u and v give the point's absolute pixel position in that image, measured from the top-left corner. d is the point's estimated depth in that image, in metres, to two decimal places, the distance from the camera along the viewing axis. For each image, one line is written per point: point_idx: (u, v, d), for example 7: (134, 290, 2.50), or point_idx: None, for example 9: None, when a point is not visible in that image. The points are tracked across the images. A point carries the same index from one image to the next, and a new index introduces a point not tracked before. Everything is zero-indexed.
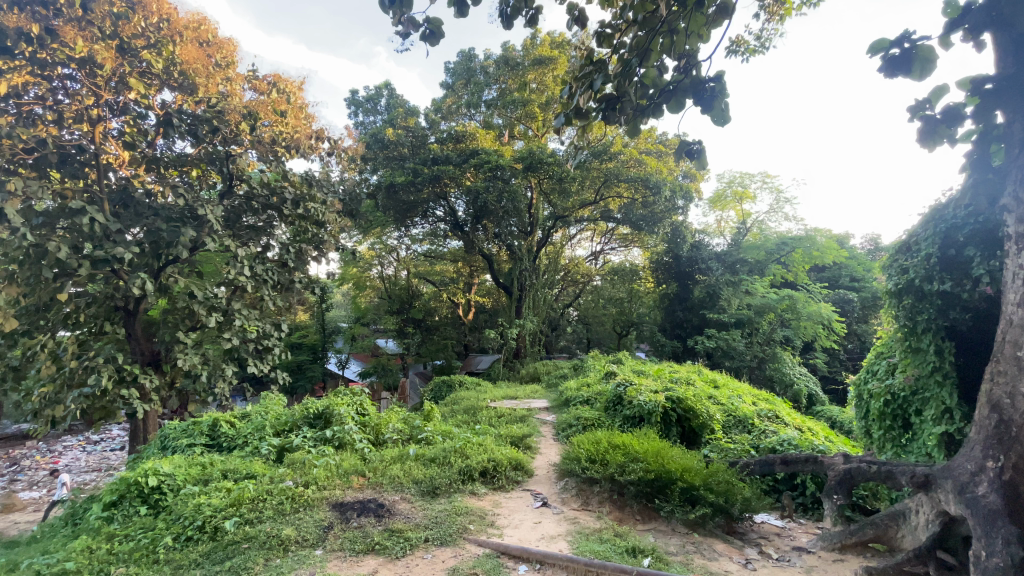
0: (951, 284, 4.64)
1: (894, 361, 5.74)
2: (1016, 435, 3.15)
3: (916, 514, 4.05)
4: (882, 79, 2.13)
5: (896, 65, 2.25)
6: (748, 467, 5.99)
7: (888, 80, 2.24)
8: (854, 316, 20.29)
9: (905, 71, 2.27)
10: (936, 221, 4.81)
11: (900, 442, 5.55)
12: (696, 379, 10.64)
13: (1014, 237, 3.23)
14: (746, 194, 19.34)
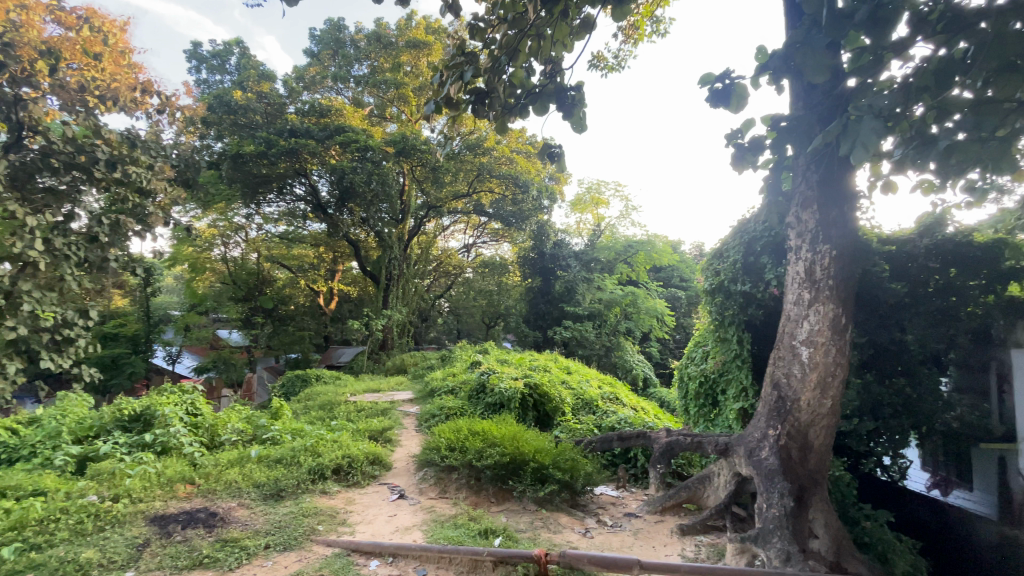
0: (749, 285, 5.74)
1: (707, 349, 6.96)
2: (789, 407, 4.27)
3: (717, 476, 5.00)
4: (709, 108, 2.85)
5: (719, 98, 2.91)
6: (591, 445, 6.70)
7: (712, 108, 2.93)
8: (681, 311, 23.73)
9: (724, 103, 2.90)
10: (741, 235, 5.95)
11: (709, 417, 6.76)
12: (552, 366, 11.52)
13: (794, 246, 4.39)
14: (601, 200, 21.34)
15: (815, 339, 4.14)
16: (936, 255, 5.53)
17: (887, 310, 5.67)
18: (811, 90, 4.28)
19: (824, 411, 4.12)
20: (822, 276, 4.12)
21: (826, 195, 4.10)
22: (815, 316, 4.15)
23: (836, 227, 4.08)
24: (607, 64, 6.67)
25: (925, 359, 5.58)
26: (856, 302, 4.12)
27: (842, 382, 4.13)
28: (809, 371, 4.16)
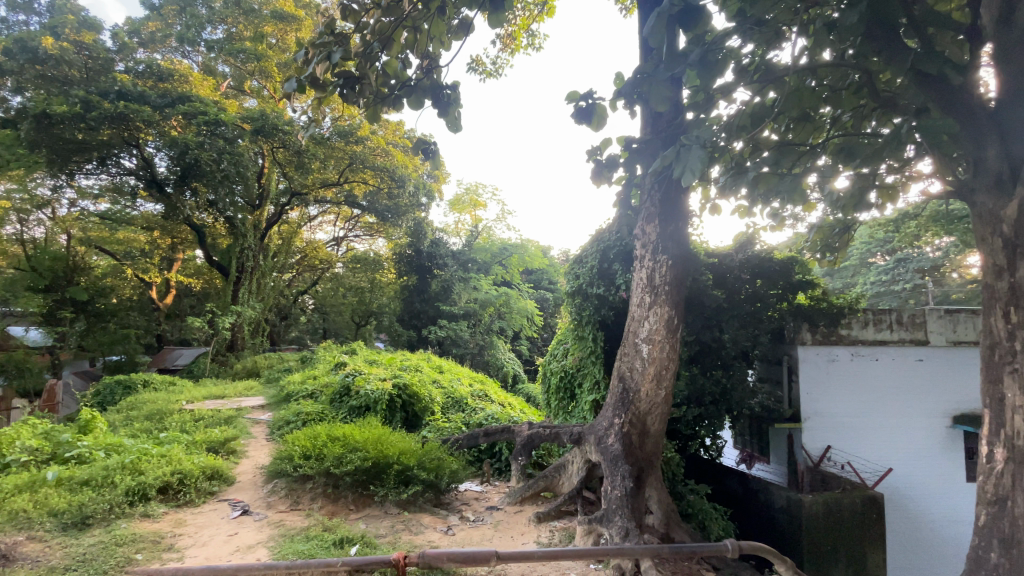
0: (602, 288, 6.31)
1: (567, 347, 7.48)
2: (632, 398, 4.79)
3: (571, 464, 5.43)
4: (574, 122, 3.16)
5: (583, 115, 3.25)
6: (458, 442, 6.77)
7: (577, 124, 3.27)
8: (548, 311, 25.05)
9: (586, 120, 3.24)
10: (599, 243, 6.51)
11: (567, 409, 7.27)
12: (423, 365, 11.37)
13: (640, 255, 4.94)
14: (479, 202, 21.61)
15: (654, 337, 4.69)
16: (747, 267, 6.66)
17: (710, 313, 6.55)
18: (657, 118, 4.87)
19: (659, 400, 4.72)
20: (660, 283, 4.69)
21: (665, 211, 4.70)
22: (654, 317, 4.71)
23: (672, 240, 4.70)
24: (485, 69, 6.83)
25: (737, 355, 6.66)
26: (686, 305, 4.78)
27: (673, 374, 4.77)
28: (648, 365, 4.72)
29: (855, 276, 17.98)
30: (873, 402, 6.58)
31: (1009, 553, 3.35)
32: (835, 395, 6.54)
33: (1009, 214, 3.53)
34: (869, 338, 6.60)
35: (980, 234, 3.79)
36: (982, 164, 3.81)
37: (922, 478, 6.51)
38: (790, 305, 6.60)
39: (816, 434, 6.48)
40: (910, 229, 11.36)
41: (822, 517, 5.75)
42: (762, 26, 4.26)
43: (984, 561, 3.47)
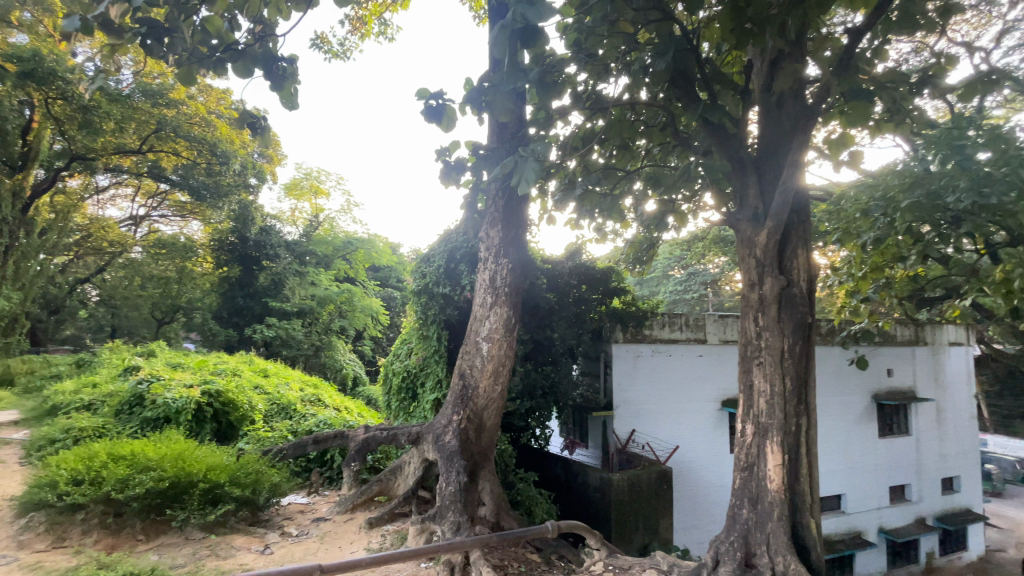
0: (447, 288, 6.39)
1: (410, 347, 7.42)
2: (470, 395, 4.95)
3: (407, 465, 5.42)
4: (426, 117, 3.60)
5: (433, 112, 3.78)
6: (282, 452, 6.17)
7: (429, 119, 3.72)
8: (395, 310, 24.35)
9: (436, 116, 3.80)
10: (445, 242, 6.59)
11: (407, 409, 7.20)
12: (243, 368, 10.12)
13: (484, 257, 5.17)
14: (320, 190, 20.01)
15: (493, 335, 4.94)
16: (576, 274, 7.41)
17: (543, 314, 7.10)
18: (503, 128, 5.12)
19: (495, 395, 4.97)
20: (501, 284, 5.00)
21: (508, 218, 5.04)
22: (494, 317, 4.98)
23: (512, 244, 5.07)
24: (332, 49, 6.42)
25: (565, 352, 7.35)
26: (523, 306, 5.16)
27: (509, 370, 5.07)
28: (487, 362, 4.94)
29: (660, 285, 21.19)
30: (667, 390, 7.84)
31: (755, 507, 4.25)
32: (639, 386, 7.63)
33: (761, 239, 4.53)
34: (665, 337, 7.85)
35: (741, 254, 4.80)
36: (744, 201, 4.84)
37: (699, 452, 7.94)
38: (608, 308, 7.52)
39: (623, 419, 7.49)
40: (699, 248, 13.87)
41: (626, 492, 6.66)
42: (593, 59, 4.83)
43: (738, 515, 4.34)
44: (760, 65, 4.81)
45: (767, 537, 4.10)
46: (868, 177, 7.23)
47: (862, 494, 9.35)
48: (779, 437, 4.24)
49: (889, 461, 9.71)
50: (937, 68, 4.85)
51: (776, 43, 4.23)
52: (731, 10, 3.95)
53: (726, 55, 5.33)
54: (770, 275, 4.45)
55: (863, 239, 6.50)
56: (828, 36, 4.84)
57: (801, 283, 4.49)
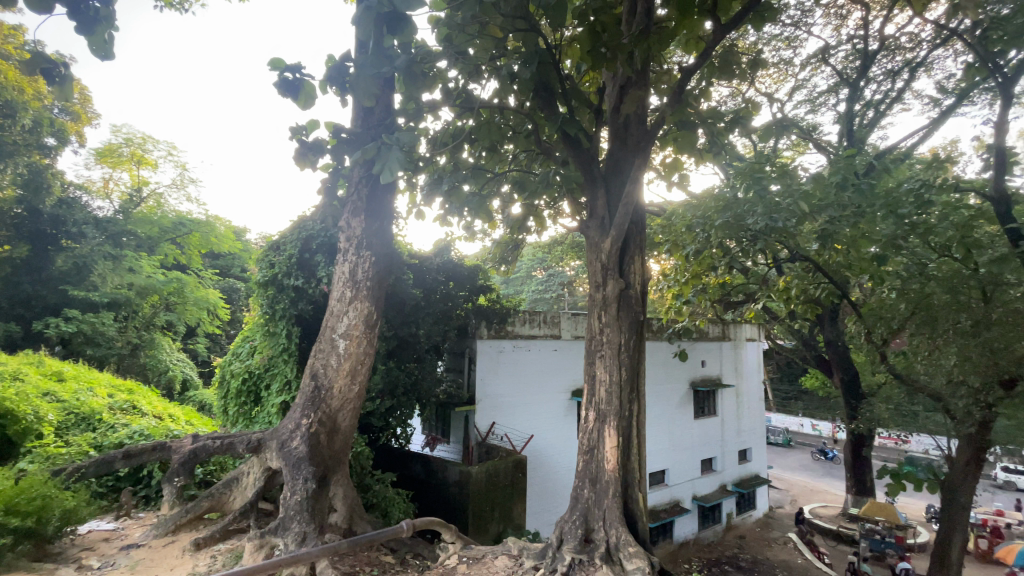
0: (300, 280, 5.94)
1: (254, 345, 6.74)
2: (322, 395, 4.67)
3: (246, 476, 4.94)
4: (278, 93, 4.25)
5: (288, 86, 4.34)
6: (81, 471, 5.09)
7: (282, 93, 4.30)
8: (237, 303, 21.85)
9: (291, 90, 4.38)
10: (299, 230, 6.12)
11: (249, 415, 6.56)
12: (26, 372, 8.15)
13: (342, 249, 4.92)
14: (145, 160, 17.04)
15: (351, 332, 4.73)
16: (443, 270, 7.43)
17: (409, 310, 6.97)
18: (368, 113, 4.87)
19: (352, 395, 4.77)
20: (361, 278, 4.81)
21: (371, 209, 4.86)
22: (352, 312, 4.77)
23: (376, 236, 4.90)
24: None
25: (429, 348, 7.32)
26: (384, 301, 5.02)
27: (368, 369, 4.90)
28: (343, 361, 4.71)
29: (524, 284, 22.28)
30: (525, 384, 8.25)
31: (594, 486, 4.69)
32: (500, 380, 7.92)
33: (606, 246, 5.02)
34: (525, 333, 8.27)
35: (590, 259, 5.25)
36: (595, 210, 5.31)
37: (552, 441, 8.51)
38: (474, 305, 7.68)
39: (484, 414, 7.70)
40: (559, 251, 14.88)
41: (484, 484, 6.87)
42: (463, 57, 4.87)
43: (580, 496, 4.74)
44: (612, 88, 5.28)
45: (604, 513, 4.56)
46: (695, 198, 8.45)
47: (681, 469, 10.90)
48: (615, 423, 4.74)
49: (702, 439, 11.47)
50: (745, 111, 5.84)
51: (626, 70, 4.71)
52: (589, 33, 4.30)
53: (585, 75, 5.80)
54: (613, 278, 4.95)
55: (690, 250, 7.58)
56: (667, 71, 5.53)
57: (637, 286, 5.07)
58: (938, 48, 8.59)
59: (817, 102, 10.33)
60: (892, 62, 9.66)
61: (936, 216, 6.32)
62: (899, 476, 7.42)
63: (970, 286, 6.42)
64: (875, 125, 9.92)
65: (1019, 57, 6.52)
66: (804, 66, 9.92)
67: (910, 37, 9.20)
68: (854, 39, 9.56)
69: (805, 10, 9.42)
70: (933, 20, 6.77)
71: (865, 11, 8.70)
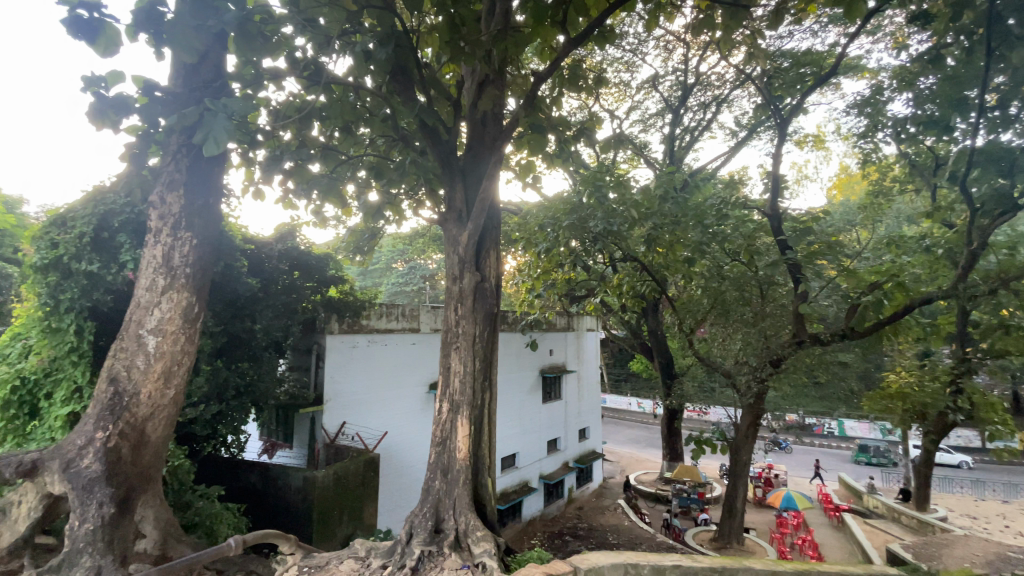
0: (96, 265, 4.91)
1: (28, 344, 5.39)
2: (126, 402, 3.94)
3: (15, 507, 3.95)
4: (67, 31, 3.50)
5: (81, 26, 3.59)
6: None
7: (72, 32, 3.55)
8: (5, 292, 17.24)
9: (86, 33, 3.63)
10: (95, 203, 5.06)
11: (20, 431, 5.24)
12: None
13: (154, 230, 4.19)
14: None
15: (164, 327, 4.08)
16: (285, 258, 6.79)
17: (244, 302, 6.23)
18: (193, 72, 4.18)
19: (165, 401, 4.10)
20: (179, 264, 4.17)
21: (192, 184, 4.23)
22: (167, 303, 4.11)
23: (199, 216, 4.27)
24: None
25: (269, 345, 6.65)
26: (209, 291, 4.40)
27: (187, 369, 4.27)
28: (153, 362, 4.04)
29: (382, 277, 21.58)
30: (380, 379, 7.99)
31: (445, 476, 4.74)
32: (352, 377, 7.55)
33: (462, 239, 5.10)
34: (381, 327, 8.00)
35: (447, 252, 5.28)
36: (452, 201, 5.34)
37: (406, 436, 8.37)
38: (323, 298, 7.16)
39: (333, 413, 7.26)
40: (419, 243, 14.70)
41: (332, 486, 6.50)
42: (313, 26, 4.51)
43: (431, 487, 4.76)
44: (471, 83, 5.35)
45: (453, 502, 4.64)
46: (547, 200, 9.02)
47: (530, 452, 11.59)
48: (467, 412, 4.84)
49: (548, 422, 12.35)
50: (590, 124, 6.37)
51: (483, 67, 4.81)
52: (448, 24, 4.31)
53: (443, 66, 5.77)
54: (469, 271, 5.05)
55: (541, 246, 8.08)
56: (522, 76, 5.81)
57: (491, 279, 5.23)
58: (737, 89, 10.42)
59: (648, 123, 11.78)
60: (704, 96, 11.44)
61: (730, 227, 7.66)
62: (700, 441, 8.88)
63: (751, 284, 7.92)
64: (691, 147, 11.66)
65: (789, 105, 8.22)
66: (640, 89, 11.24)
67: (718, 77, 11.01)
68: (677, 72, 11.12)
69: (641, 40, 10.67)
70: (734, 65, 8.17)
71: (687, 49, 10.16)
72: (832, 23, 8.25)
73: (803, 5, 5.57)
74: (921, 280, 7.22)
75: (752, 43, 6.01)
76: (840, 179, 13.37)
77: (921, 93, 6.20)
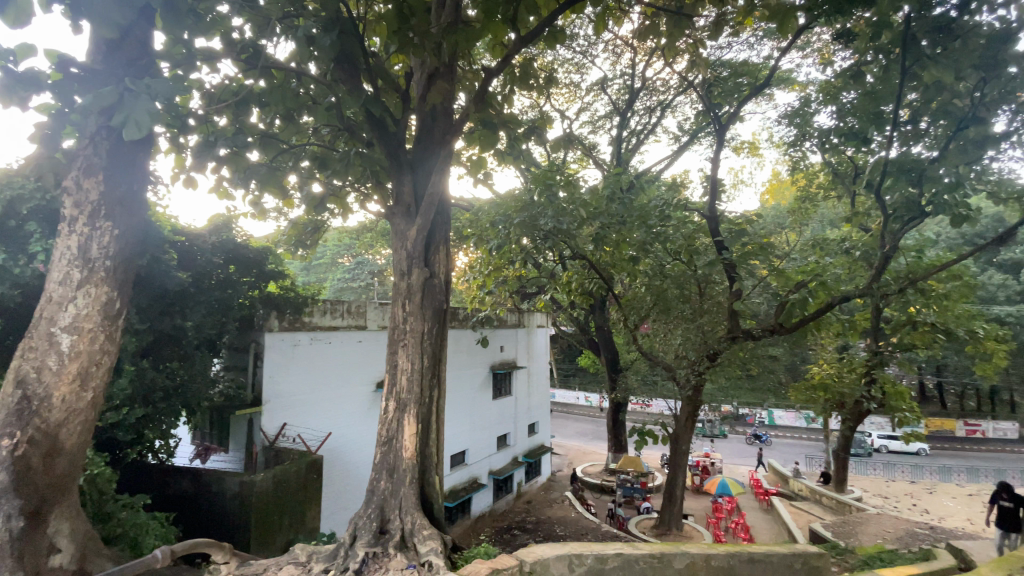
0: (1, 256, 4.45)
1: None
2: (35, 408, 3.59)
3: None
4: None
5: None
6: None
7: None
8: None
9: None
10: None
11: None
12: None
13: (67, 219, 3.83)
14: None
15: (80, 325, 3.75)
16: (220, 251, 6.42)
17: (173, 297, 5.84)
18: (115, 48, 3.86)
19: (82, 405, 3.78)
20: (97, 256, 3.83)
21: (114, 169, 3.90)
22: (84, 298, 3.78)
23: (121, 204, 3.96)
24: None
25: (201, 344, 6.27)
26: (133, 285, 4.09)
27: (107, 370, 3.95)
28: (67, 363, 3.70)
29: (328, 272, 20.90)
30: (323, 378, 7.71)
31: (391, 476, 4.65)
32: (294, 377, 7.26)
33: (411, 234, 5.00)
34: (324, 324, 7.72)
35: (395, 247, 5.17)
36: (399, 195, 5.23)
37: (351, 436, 8.14)
38: (261, 293, 6.83)
39: (273, 415, 6.94)
40: (367, 238, 14.33)
41: (271, 490, 6.22)
42: (251, 6, 4.27)
43: (376, 488, 4.65)
44: (419, 75, 5.25)
45: (400, 502, 4.56)
46: (498, 197, 9.04)
47: (479, 449, 11.59)
48: (415, 411, 4.77)
49: (498, 418, 12.39)
50: (540, 122, 6.42)
51: (432, 59, 4.73)
52: (397, 14, 4.20)
53: (392, 57, 5.62)
54: (417, 267, 4.97)
55: (492, 243, 8.08)
56: (472, 71, 5.76)
57: (441, 275, 5.16)
58: (680, 95, 10.85)
59: (597, 124, 12.04)
60: (650, 100, 11.82)
61: (672, 228, 7.98)
62: (643, 433, 9.21)
63: (691, 283, 8.22)
64: (637, 149, 12.03)
65: (727, 112, 8.65)
66: (589, 91, 11.46)
67: (663, 83, 11.41)
68: (625, 76, 11.43)
69: (590, 43, 10.89)
70: (678, 72, 8.50)
71: (634, 53, 10.47)
72: (767, 37, 8.75)
73: (740, 19, 5.87)
74: (842, 279, 7.81)
75: (694, 51, 6.26)
76: (772, 184, 14.23)
77: (844, 107, 6.71)
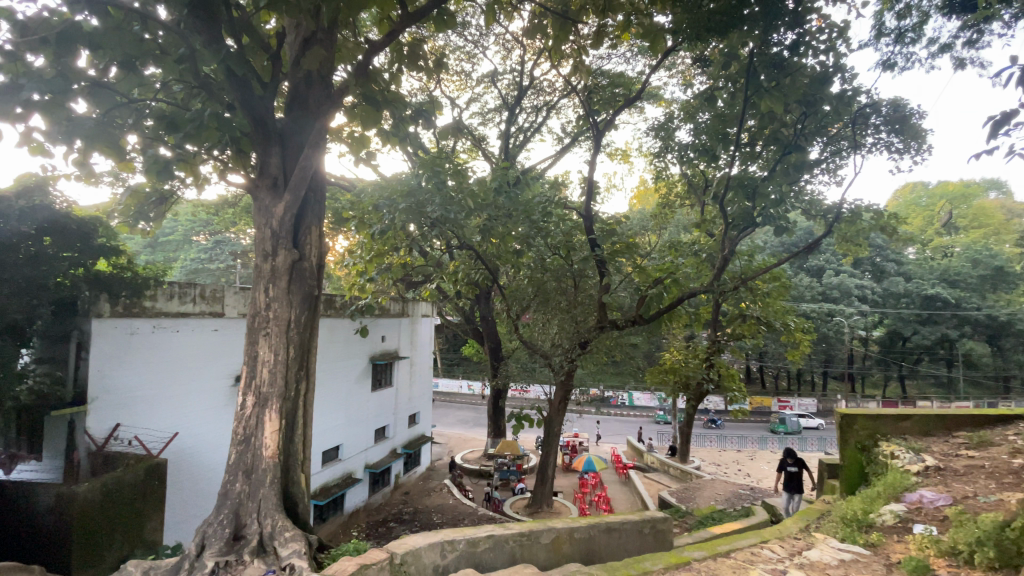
0: None
1: None
2: None
3: None
4: None
5: None
6: None
7: None
8: None
9: None
10: None
11: None
12: None
13: None
14: None
15: None
16: (29, 219, 5.32)
17: None
18: None
19: None
20: None
21: None
22: None
23: None
24: None
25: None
26: None
27: None
28: None
29: (180, 250, 18.41)
30: (168, 371, 6.79)
31: (248, 478, 4.28)
32: (130, 370, 6.28)
33: (278, 212, 4.62)
34: (171, 311, 6.78)
35: (259, 226, 4.72)
36: (265, 169, 4.77)
37: (203, 435, 7.27)
38: (86, 272, 5.76)
39: (100, 415, 5.93)
40: (229, 215, 12.86)
41: (98, 501, 5.36)
42: None
43: (231, 490, 4.25)
44: (294, 39, 4.79)
45: (258, 504, 4.22)
46: (382, 180, 8.68)
47: (355, 442, 11.12)
48: (278, 404, 4.44)
49: (376, 410, 12.00)
50: (428, 107, 6.27)
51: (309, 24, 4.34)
52: None
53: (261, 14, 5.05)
54: (284, 248, 4.59)
55: (374, 228, 7.76)
56: (355, 44, 5.42)
57: (312, 259, 4.83)
58: (564, 97, 11.38)
59: (486, 117, 12.14)
60: (537, 99, 12.22)
61: (552, 223, 8.37)
62: (519, 417, 9.60)
63: (567, 276, 8.66)
64: (523, 146, 12.37)
65: (605, 119, 9.28)
66: (478, 82, 11.50)
67: (549, 84, 11.86)
68: (514, 72, 11.66)
69: (482, 34, 10.92)
70: (564, 75, 8.89)
71: (523, 51, 10.73)
72: (641, 53, 9.56)
73: (618, 33, 6.33)
74: (693, 277, 8.87)
75: (577, 56, 6.57)
76: (641, 189, 15.62)
77: (699, 125, 7.59)
